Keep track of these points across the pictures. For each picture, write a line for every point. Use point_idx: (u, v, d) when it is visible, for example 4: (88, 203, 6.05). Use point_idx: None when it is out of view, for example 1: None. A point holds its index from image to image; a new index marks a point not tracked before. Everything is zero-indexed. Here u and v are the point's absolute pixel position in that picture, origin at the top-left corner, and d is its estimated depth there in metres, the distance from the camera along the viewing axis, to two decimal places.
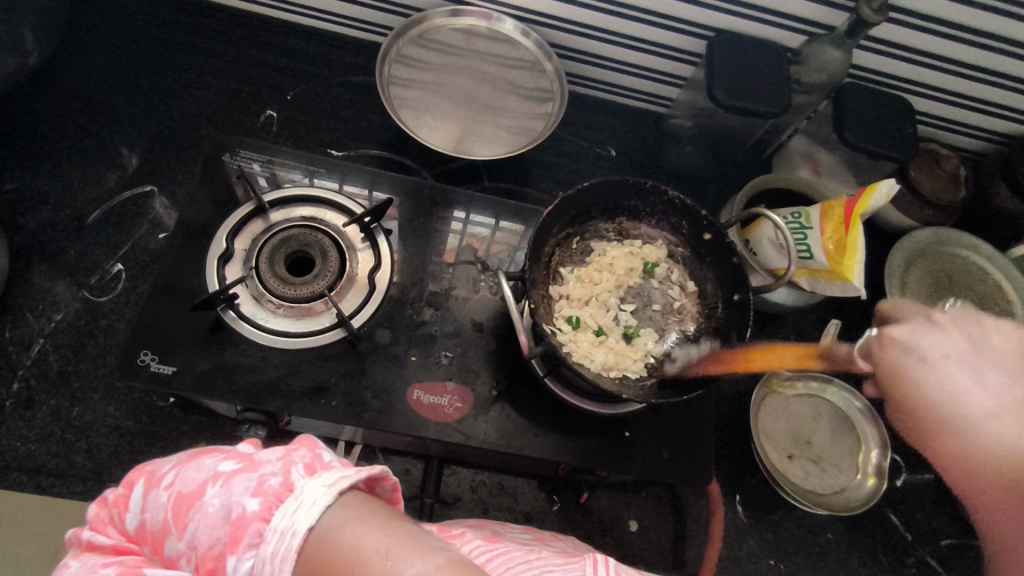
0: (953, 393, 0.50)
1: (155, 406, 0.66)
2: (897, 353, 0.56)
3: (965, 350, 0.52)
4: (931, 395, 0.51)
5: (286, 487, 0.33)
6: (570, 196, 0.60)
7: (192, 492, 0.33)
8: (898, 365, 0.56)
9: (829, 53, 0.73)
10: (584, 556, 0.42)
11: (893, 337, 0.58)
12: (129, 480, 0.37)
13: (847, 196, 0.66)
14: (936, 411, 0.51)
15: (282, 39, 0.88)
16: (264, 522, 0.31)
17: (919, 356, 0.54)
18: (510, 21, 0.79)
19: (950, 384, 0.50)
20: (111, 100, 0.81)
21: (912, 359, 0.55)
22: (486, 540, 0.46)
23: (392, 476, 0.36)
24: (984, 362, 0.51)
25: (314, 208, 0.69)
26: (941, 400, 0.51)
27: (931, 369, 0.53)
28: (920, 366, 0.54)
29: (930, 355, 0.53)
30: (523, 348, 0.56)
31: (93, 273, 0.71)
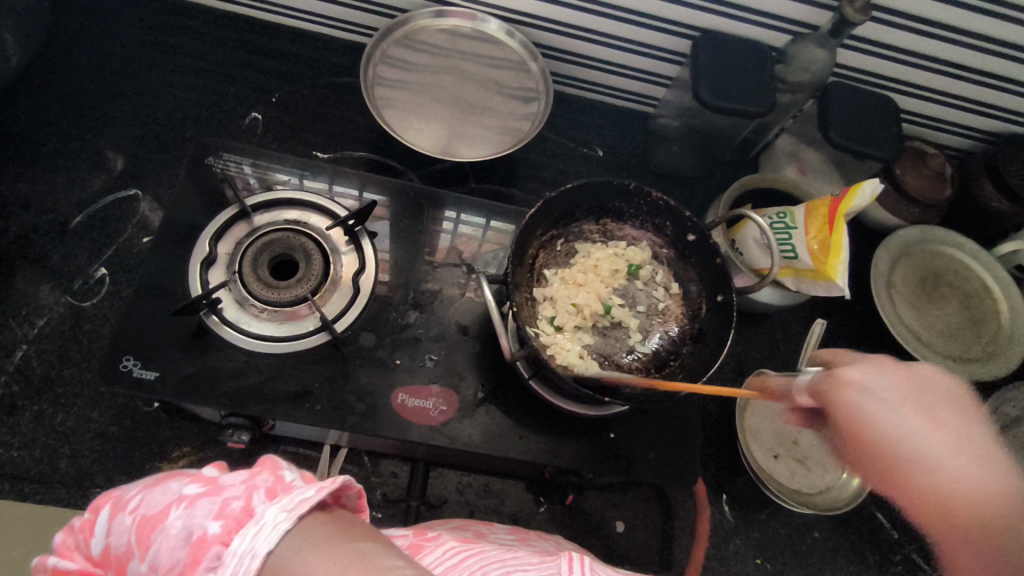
0: (907, 432, 0.46)
1: (139, 412, 0.66)
2: (850, 394, 0.47)
3: (908, 387, 0.47)
4: (886, 436, 0.46)
5: (248, 511, 0.30)
6: (554, 198, 0.61)
7: (156, 514, 0.31)
8: (855, 411, 0.47)
9: (813, 52, 0.73)
10: (558, 554, 0.42)
11: (849, 379, 0.48)
12: (95, 505, 0.34)
13: (830, 196, 0.66)
14: (889, 452, 0.46)
15: (267, 40, 0.87)
16: (224, 546, 0.28)
17: (869, 394, 0.47)
18: (494, 22, 0.78)
19: (904, 424, 0.46)
20: (95, 103, 0.81)
21: (866, 398, 0.47)
22: (462, 543, 0.44)
23: (357, 485, 0.33)
24: (923, 404, 0.47)
25: (298, 211, 0.69)
26: (899, 440, 0.46)
27: (882, 413, 0.46)
28: (875, 404, 0.47)
29: (877, 396, 0.47)
30: (505, 352, 0.57)
31: (77, 278, 0.71)
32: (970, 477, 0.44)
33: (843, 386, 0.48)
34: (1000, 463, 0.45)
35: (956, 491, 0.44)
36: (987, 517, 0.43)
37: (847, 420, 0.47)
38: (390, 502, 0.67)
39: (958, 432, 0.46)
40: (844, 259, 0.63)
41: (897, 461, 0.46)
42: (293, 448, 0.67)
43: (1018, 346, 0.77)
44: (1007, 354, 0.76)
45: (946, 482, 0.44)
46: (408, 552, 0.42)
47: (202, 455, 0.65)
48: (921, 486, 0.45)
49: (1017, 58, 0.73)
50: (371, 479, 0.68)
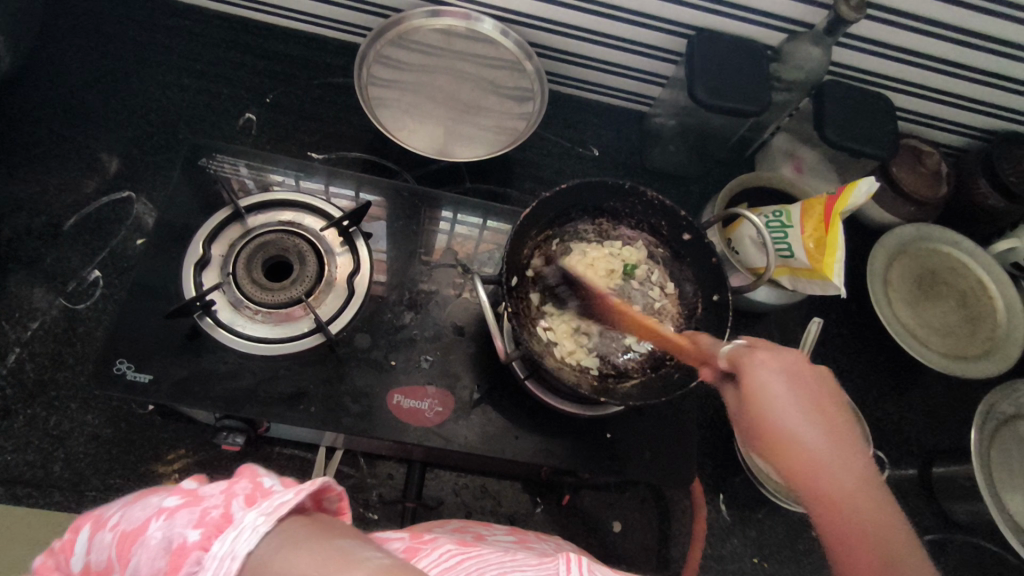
0: (799, 420, 0.46)
1: (134, 415, 0.65)
2: (752, 365, 0.48)
3: (801, 377, 0.48)
4: (779, 422, 0.46)
5: (228, 518, 0.29)
6: (549, 197, 0.61)
7: (135, 529, 0.29)
8: (758, 387, 0.47)
9: (808, 51, 0.73)
10: (557, 556, 0.40)
11: (756, 353, 0.49)
12: (74, 526, 0.32)
13: (826, 195, 0.66)
14: (784, 439, 0.46)
15: (261, 41, 0.87)
16: (204, 552, 0.27)
17: (773, 375, 0.48)
18: (489, 22, 0.78)
19: (795, 412, 0.47)
20: (88, 105, 0.80)
21: (763, 371, 0.48)
22: (461, 545, 0.44)
23: (338, 487, 0.33)
24: (811, 397, 0.47)
25: (292, 212, 0.69)
26: (788, 425, 0.46)
27: (780, 396, 0.47)
28: (769, 380, 0.48)
29: (777, 378, 0.48)
30: (500, 353, 0.57)
31: (70, 280, 0.71)
32: (855, 473, 0.45)
33: (755, 361, 0.49)
34: (880, 478, 0.46)
35: (845, 488, 0.44)
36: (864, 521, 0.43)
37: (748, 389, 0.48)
38: (386, 504, 0.67)
39: (840, 427, 0.47)
40: (841, 257, 0.62)
41: (791, 447, 0.46)
42: (288, 450, 0.67)
43: (1016, 344, 0.76)
44: (1005, 352, 0.76)
45: (834, 478, 0.44)
46: (404, 553, 0.42)
47: (197, 458, 0.65)
48: (813, 479, 0.45)
49: (1012, 55, 0.73)
50: (367, 480, 0.68)
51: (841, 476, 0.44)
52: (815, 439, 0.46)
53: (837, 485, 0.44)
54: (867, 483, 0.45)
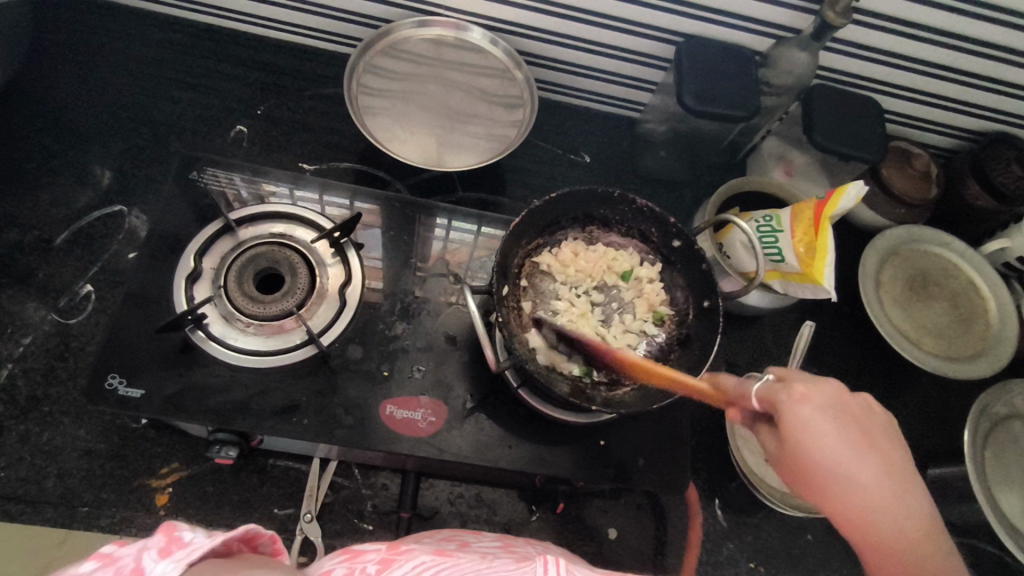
0: (847, 459, 0.46)
1: (127, 429, 0.65)
2: (793, 405, 0.48)
3: (844, 414, 0.48)
4: (828, 462, 0.46)
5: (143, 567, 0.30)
6: (538, 207, 0.62)
7: None
8: (804, 428, 0.47)
9: (796, 56, 0.73)
10: (534, 556, 0.42)
11: (798, 391, 0.49)
12: None
13: (815, 199, 0.66)
14: (832, 481, 0.46)
15: (253, 53, 0.88)
16: None
17: (814, 416, 0.48)
18: (477, 31, 0.78)
19: (842, 452, 0.46)
20: (78, 119, 0.81)
21: (806, 410, 0.48)
22: (435, 553, 0.42)
23: (267, 531, 0.37)
24: (858, 432, 0.48)
25: (283, 224, 0.69)
26: (831, 463, 0.46)
27: (828, 435, 0.47)
28: (814, 420, 0.48)
29: (821, 417, 0.48)
30: (491, 363, 0.56)
31: (62, 295, 0.71)
32: (903, 508, 0.46)
33: (795, 400, 0.49)
34: (927, 504, 0.47)
35: (890, 527, 0.45)
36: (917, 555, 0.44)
37: (787, 428, 0.48)
38: (381, 515, 0.67)
39: (886, 459, 0.47)
40: (830, 262, 0.63)
41: (842, 488, 0.46)
42: (283, 462, 0.67)
43: (1008, 344, 0.77)
44: (998, 351, 0.77)
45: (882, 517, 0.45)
46: (377, 566, 0.39)
47: (191, 471, 0.65)
48: (861, 516, 0.45)
49: (998, 58, 0.73)
50: (362, 491, 0.67)
51: (890, 514, 0.45)
52: (860, 475, 0.46)
53: (884, 522, 0.45)
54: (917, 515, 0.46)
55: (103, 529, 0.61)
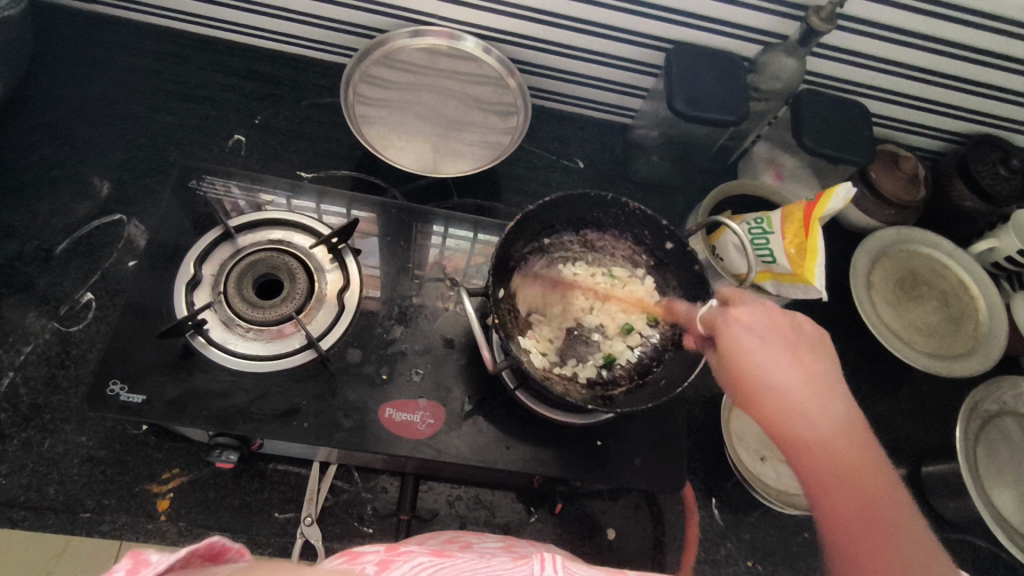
0: (779, 369, 0.50)
1: (128, 435, 0.66)
2: (737, 329, 0.52)
3: (779, 330, 0.52)
4: (760, 372, 0.50)
5: None
6: (534, 210, 0.62)
7: None
8: (736, 344, 0.51)
9: (783, 61, 0.75)
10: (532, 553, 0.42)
11: (736, 315, 0.52)
12: None
13: (805, 201, 0.67)
14: (761, 390, 0.50)
15: (250, 64, 0.89)
16: None
17: (750, 333, 0.52)
18: (471, 40, 0.80)
19: (770, 360, 0.51)
20: (78, 131, 0.82)
21: (746, 332, 0.52)
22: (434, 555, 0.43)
23: (235, 543, 0.35)
24: (788, 347, 0.51)
25: (281, 231, 0.70)
26: (759, 367, 0.50)
27: (757, 348, 0.51)
28: (754, 338, 0.51)
29: (751, 335, 0.52)
30: (488, 365, 0.57)
31: (64, 303, 0.71)
32: (828, 419, 0.49)
33: (730, 322, 0.52)
34: (847, 410, 0.50)
35: (818, 438, 0.48)
36: (844, 458, 0.47)
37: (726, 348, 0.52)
38: (381, 518, 0.67)
39: (810, 368, 0.51)
40: (821, 261, 0.64)
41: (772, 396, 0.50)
42: (283, 466, 0.68)
43: (998, 341, 0.78)
44: (990, 348, 0.78)
45: (812, 427, 0.48)
46: (375, 567, 0.39)
47: (192, 476, 0.65)
48: (789, 417, 0.49)
49: (982, 61, 0.75)
50: (362, 494, 0.68)
51: (816, 422, 0.48)
52: (786, 381, 0.50)
53: (813, 434, 0.48)
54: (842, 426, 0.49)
55: (105, 535, 0.62)
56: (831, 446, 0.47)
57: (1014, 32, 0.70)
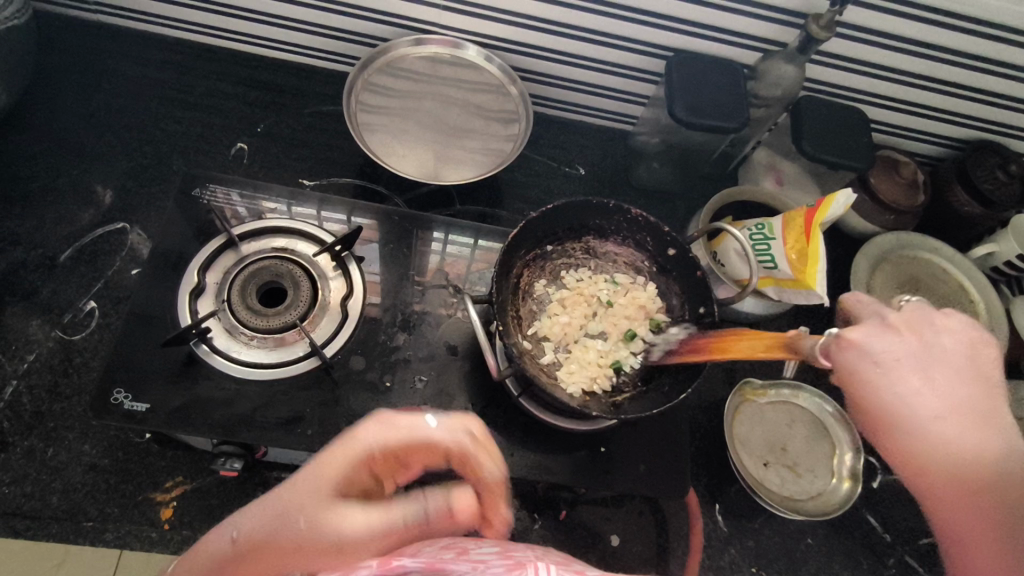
0: (911, 397, 0.44)
1: (131, 443, 0.66)
2: (853, 356, 0.47)
3: (913, 351, 0.46)
4: (885, 400, 0.45)
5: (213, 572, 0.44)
6: (536, 218, 0.63)
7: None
8: (856, 374, 0.47)
9: (783, 69, 0.75)
10: (526, 562, 0.42)
11: (850, 339, 0.47)
12: None
13: (806, 206, 0.68)
14: (890, 419, 0.45)
15: (253, 72, 0.90)
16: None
17: (872, 359, 0.46)
18: (473, 48, 0.81)
19: (901, 388, 0.45)
20: (81, 139, 0.82)
21: (865, 362, 0.47)
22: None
23: None
24: (924, 368, 0.45)
25: (285, 238, 0.70)
26: (887, 397, 0.45)
27: (884, 373, 0.46)
28: (874, 369, 0.46)
29: (875, 360, 0.46)
30: (494, 371, 0.58)
31: (67, 311, 0.71)
32: (970, 448, 0.42)
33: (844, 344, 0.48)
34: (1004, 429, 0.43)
35: (951, 469, 0.41)
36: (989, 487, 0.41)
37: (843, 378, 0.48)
38: None
39: (959, 390, 0.44)
40: (823, 267, 0.64)
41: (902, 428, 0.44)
42: (287, 473, 0.68)
43: (999, 344, 0.79)
44: None
45: (945, 459, 0.42)
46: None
47: (195, 484, 0.65)
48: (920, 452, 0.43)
49: (980, 68, 0.75)
50: None
51: (955, 456, 0.42)
52: (920, 409, 0.44)
53: (948, 464, 0.42)
54: (991, 459, 0.41)
55: (109, 544, 0.62)
56: (977, 478, 0.41)
57: (1011, 39, 0.71)
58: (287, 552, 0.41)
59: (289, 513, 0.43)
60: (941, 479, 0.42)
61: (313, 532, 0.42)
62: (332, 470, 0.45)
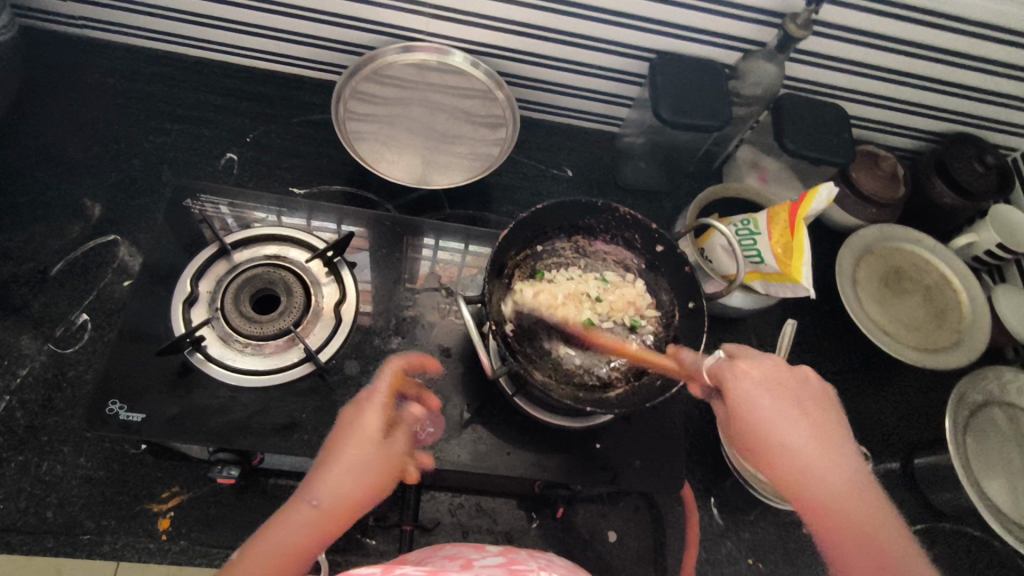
0: (779, 424, 0.52)
1: (127, 454, 0.65)
2: (745, 383, 0.54)
3: (783, 388, 0.54)
4: (774, 430, 0.52)
5: None
6: (525, 218, 0.64)
7: None
8: (740, 397, 0.54)
9: (762, 67, 0.78)
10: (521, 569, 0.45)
11: (744, 367, 0.55)
12: None
13: (790, 201, 0.68)
14: (778, 446, 0.52)
15: (240, 83, 0.90)
16: None
17: (751, 384, 0.54)
18: (460, 54, 0.82)
19: (782, 418, 0.53)
20: (69, 153, 0.82)
21: (750, 387, 0.54)
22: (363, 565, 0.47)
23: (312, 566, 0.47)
24: (795, 400, 0.54)
25: (278, 246, 0.71)
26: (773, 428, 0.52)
27: (762, 402, 0.53)
28: (754, 393, 0.54)
29: (756, 390, 0.54)
30: (488, 370, 0.58)
31: (59, 325, 0.71)
32: (835, 477, 0.50)
33: (738, 374, 0.55)
34: (845, 456, 0.52)
35: (832, 496, 0.49)
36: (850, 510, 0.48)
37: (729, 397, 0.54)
38: (383, 529, 0.67)
39: (822, 425, 0.53)
40: (807, 261, 0.65)
41: (771, 449, 0.52)
42: (285, 480, 0.67)
43: (982, 333, 0.80)
44: (973, 341, 0.80)
45: (824, 483, 0.50)
46: None
47: (192, 494, 0.65)
48: (800, 475, 0.50)
49: (954, 63, 0.77)
50: None
51: (831, 488, 0.49)
52: (804, 444, 0.51)
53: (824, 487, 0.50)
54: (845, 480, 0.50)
55: (106, 556, 0.61)
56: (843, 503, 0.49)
57: (983, 34, 0.73)
58: (373, 489, 0.48)
59: (362, 468, 0.48)
60: (826, 502, 0.49)
61: (381, 457, 0.49)
62: (367, 417, 0.50)
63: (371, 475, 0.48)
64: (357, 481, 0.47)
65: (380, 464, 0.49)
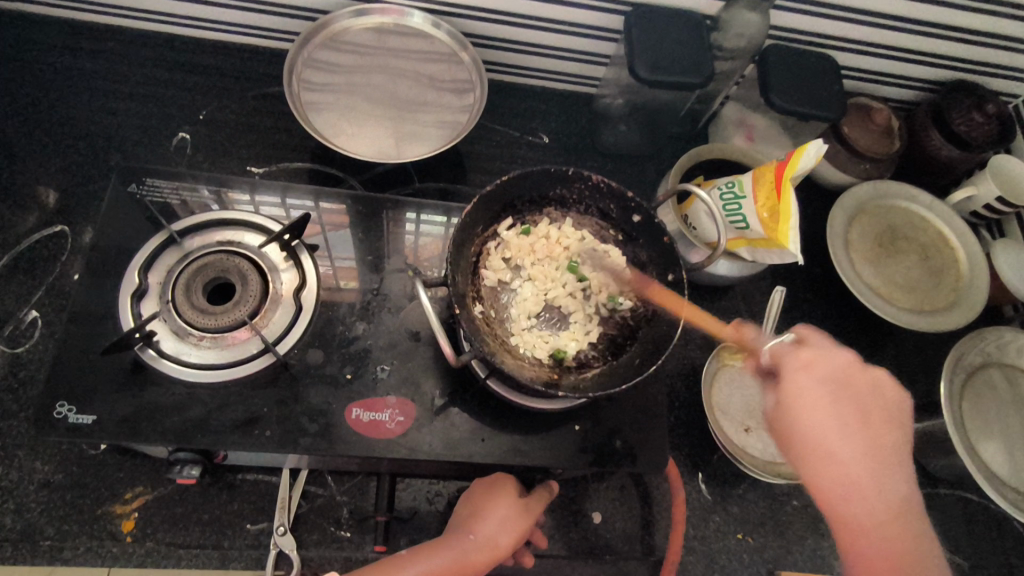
0: (831, 434, 0.53)
1: (86, 456, 0.63)
2: (805, 377, 0.55)
3: (844, 393, 0.55)
4: (820, 432, 0.53)
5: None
6: (489, 192, 0.60)
7: None
8: (795, 388, 0.55)
9: (744, 16, 0.72)
10: None
11: (808, 359, 0.56)
12: None
13: (777, 160, 0.64)
14: (823, 450, 0.53)
15: (190, 56, 0.85)
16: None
17: (814, 382, 0.55)
18: (418, 14, 0.75)
19: (835, 425, 0.53)
20: (9, 139, 0.77)
21: (809, 382, 0.55)
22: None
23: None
24: (857, 408, 0.55)
25: (232, 231, 0.66)
26: (821, 429, 0.53)
27: (817, 402, 0.54)
28: (812, 389, 0.55)
29: (814, 385, 0.55)
30: (451, 358, 0.54)
31: (7, 324, 0.68)
32: (878, 494, 0.52)
33: (798, 366, 0.56)
34: (894, 471, 0.54)
35: (866, 511, 0.51)
36: (879, 525, 0.51)
37: (786, 384, 0.56)
38: (358, 521, 0.65)
39: (879, 438, 0.54)
40: (794, 225, 0.61)
41: (812, 447, 0.53)
42: (252, 475, 0.65)
43: (980, 292, 0.77)
44: (971, 301, 0.76)
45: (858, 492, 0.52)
46: None
47: (156, 494, 0.62)
48: (838, 478, 0.52)
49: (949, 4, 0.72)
50: (337, 497, 0.66)
51: (866, 499, 0.52)
52: (847, 450, 0.53)
53: (857, 500, 0.52)
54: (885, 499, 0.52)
55: (68, 562, 0.59)
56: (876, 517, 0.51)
57: None
58: (517, 529, 0.60)
59: (509, 518, 0.60)
60: (856, 513, 0.51)
61: (520, 513, 0.61)
62: (511, 484, 0.63)
63: (515, 524, 0.60)
64: (508, 521, 0.60)
65: (521, 512, 0.61)
